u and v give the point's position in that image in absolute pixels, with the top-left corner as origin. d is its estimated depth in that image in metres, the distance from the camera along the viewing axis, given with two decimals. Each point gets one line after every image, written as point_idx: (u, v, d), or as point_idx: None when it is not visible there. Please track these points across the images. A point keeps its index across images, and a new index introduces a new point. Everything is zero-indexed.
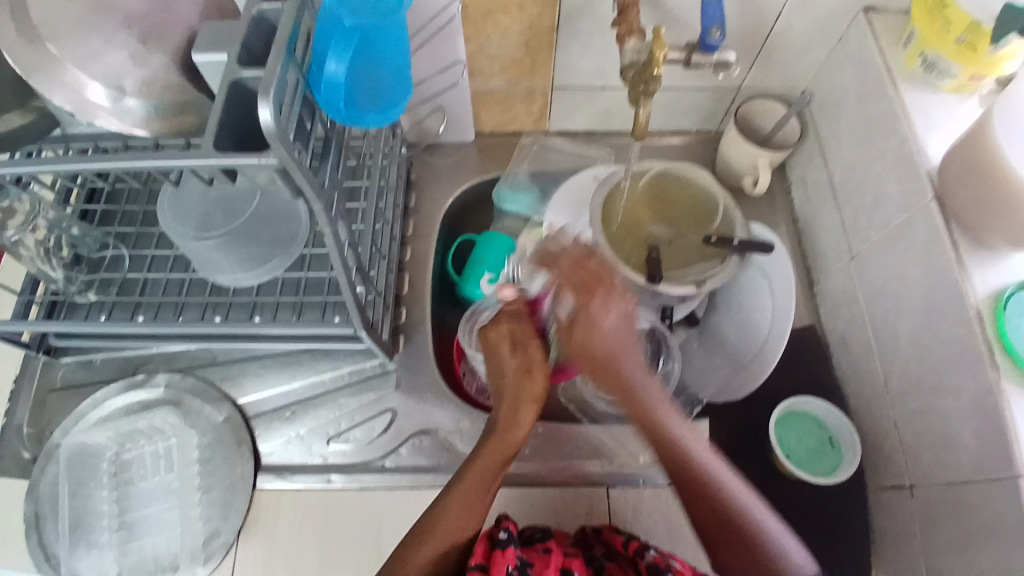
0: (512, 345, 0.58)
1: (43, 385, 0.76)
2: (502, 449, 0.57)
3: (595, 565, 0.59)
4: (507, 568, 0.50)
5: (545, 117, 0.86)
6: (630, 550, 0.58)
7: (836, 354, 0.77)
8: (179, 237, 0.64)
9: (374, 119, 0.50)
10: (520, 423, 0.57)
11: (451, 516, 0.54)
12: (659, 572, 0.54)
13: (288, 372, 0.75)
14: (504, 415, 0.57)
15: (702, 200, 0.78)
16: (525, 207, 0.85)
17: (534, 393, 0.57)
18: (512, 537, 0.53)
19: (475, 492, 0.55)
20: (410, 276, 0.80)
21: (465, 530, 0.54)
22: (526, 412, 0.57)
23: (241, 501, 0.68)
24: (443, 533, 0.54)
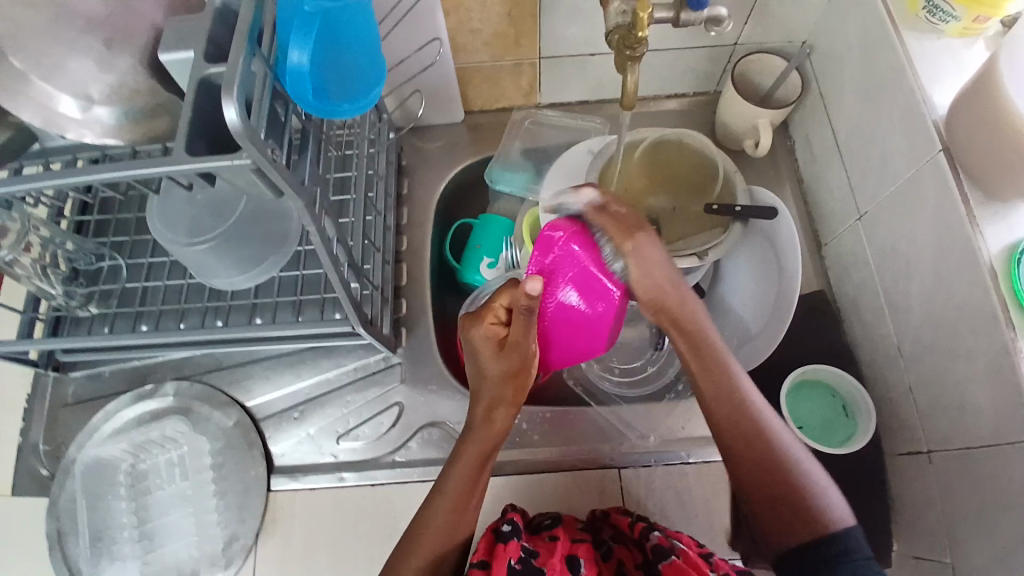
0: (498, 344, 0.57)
1: (55, 401, 0.76)
2: (483, 449, 0.57)
3: (604, 547, 0.59)
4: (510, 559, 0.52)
5: (535, 91, 0.83)
6: (636, 531, 0.57)
7: (847, 317, 0.75)
8: (169, 242, 0.62)
9: (349, 108, 0.49)
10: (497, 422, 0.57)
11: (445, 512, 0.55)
12: (663, 552, 0.53)
13: (293, 373, 0.74)
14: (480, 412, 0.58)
15: (702, 166, 0.75)
16: (518, 187, 0.82)
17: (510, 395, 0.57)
18: (512, 530, 0.54)
19: (464, 491, 0.56)
20: (408, 267, 0.79)
21: (456, 532, 0.55)
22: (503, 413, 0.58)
23: (256, 504, 0.69)
24: (434, 536, 0.54)
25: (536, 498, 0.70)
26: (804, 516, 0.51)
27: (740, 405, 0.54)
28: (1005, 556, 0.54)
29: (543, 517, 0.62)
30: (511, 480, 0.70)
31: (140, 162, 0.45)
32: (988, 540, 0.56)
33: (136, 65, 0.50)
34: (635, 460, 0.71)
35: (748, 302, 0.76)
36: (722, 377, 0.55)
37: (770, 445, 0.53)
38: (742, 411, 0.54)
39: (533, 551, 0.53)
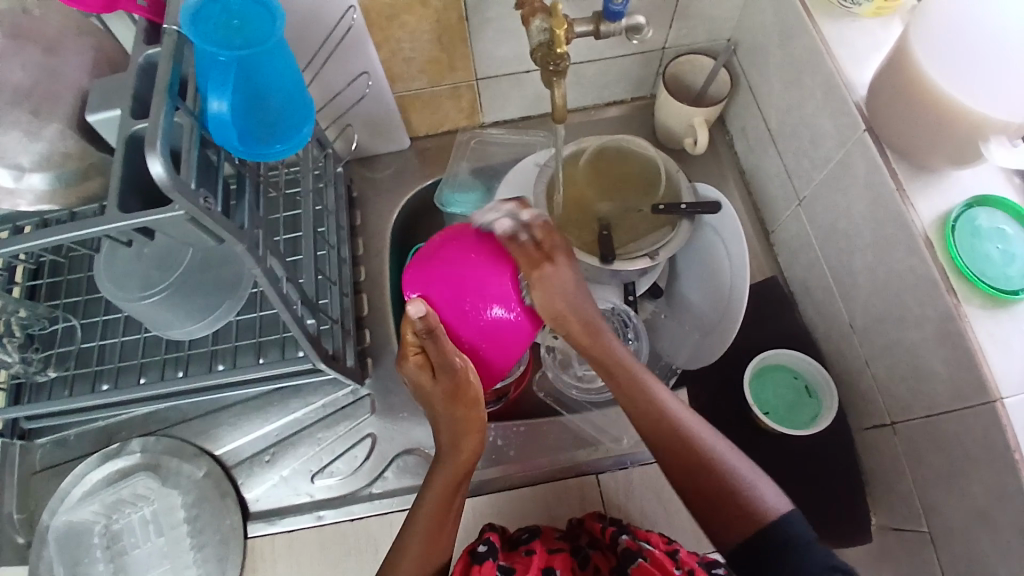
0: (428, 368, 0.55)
1: (24, 470, 0.75)
2: (460, 469, 0.58)
3: (581, 555, 0.59)
4: None
5: (477, 110, 0.85)
6: (611, 537, 0.58)
7: (802, 301, 0.77)
8: (121, 299, 0.62)
9: (280, 147, 0.50)
10: (463, 441, 0.57)
11: (414, 557, 0.54)
12: (633, 555, 0.53)
13: (262, 415, 0.74)
14: (447, 439, 0.58)
15: (647, 169, 0.76)
16: (470, 206, 0.83)
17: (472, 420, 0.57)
18: (488, 550, 0.54)
19: (436, 519, 0.55)
20: (368, 296, 0.80)
21: (433, 560, 0.54)
22: (469, 438, 0.57)
23: (235, 552, 0.68)
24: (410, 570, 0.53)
25: (517, 514, 0.70)
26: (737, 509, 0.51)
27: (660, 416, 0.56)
28: (981, 518, 0.55)
29: (520, 531, 0.61)
30: (491, 498, 0.70)
31: (73, 224, 0.45)
32: (961, 503, 0.57)
33: (64, 128, 0.50)
34: (609, 465, 0.71)
35: (703, 295, 0.77)
36: (643, 399, 0.57)
37: (701, 449, 0.53)
38: (671, 428, 0.55)
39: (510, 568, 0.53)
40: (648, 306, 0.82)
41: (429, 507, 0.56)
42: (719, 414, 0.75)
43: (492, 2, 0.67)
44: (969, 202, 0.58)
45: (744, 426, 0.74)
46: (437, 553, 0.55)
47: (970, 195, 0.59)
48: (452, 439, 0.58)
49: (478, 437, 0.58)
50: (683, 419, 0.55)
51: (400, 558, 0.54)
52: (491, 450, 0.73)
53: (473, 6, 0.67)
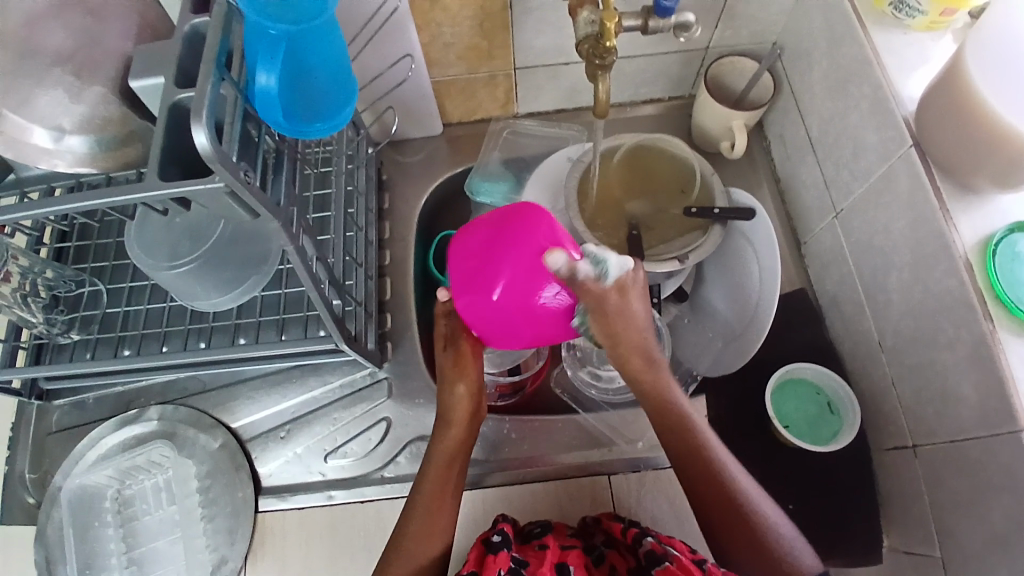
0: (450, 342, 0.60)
1: (40, 430, 0.76)
2: (454, 444, 0.60)
3: (596, 553, 0.59)
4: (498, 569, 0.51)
5: (511, 101, 0.84)
6: (630, 537, 0.57)
7: (830, 314, 0.76)
8: (149, 267, 0.62)
9: (322, 127, 0.49)
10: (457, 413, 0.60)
11: (418, 534, 0.55)
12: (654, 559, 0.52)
13: (279, 391, 0.74)
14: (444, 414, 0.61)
15: (681, 171, 0.75)
16: (499, 195, 0.82)
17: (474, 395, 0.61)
18: (503, 541, 0.54)
19: (435, 499, 0.57)
20: (392, 280, 0.79)
21: (437, 543, 0.56)
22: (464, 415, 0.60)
23: (244, 526, 0.68)
24: (415, 552, 0.55)
25: (528, 508, 0.70)
26: (739, 524, 0.55)
27: (693, 437, 0.57)
28: (999, 547, 0.54)
29: (532, 524, 0.61)
30: (503, 490, 0.70)
31: (111, 190, 0.45)
32: (979, 531, 0.56)
33: (106, 92, 0.49)
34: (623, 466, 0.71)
35: (730, 302, 0.76)
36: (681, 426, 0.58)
37: (729, 480, 0.56)
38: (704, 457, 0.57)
39: (523, 561, 0.53)
40: (671, 308, 0.81)
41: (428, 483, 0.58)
42: (737, 423, 0.74)
43: None
44: (1011, 227, 0.56)
45: (761, 437, 0.73)
46: (441, 522, 0.56)
47: (1011, 219, 0.57)
48: (446, 414, 0.61)
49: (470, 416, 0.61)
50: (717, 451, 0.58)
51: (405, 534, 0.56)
52: (506, 444, 0.72)
53: None
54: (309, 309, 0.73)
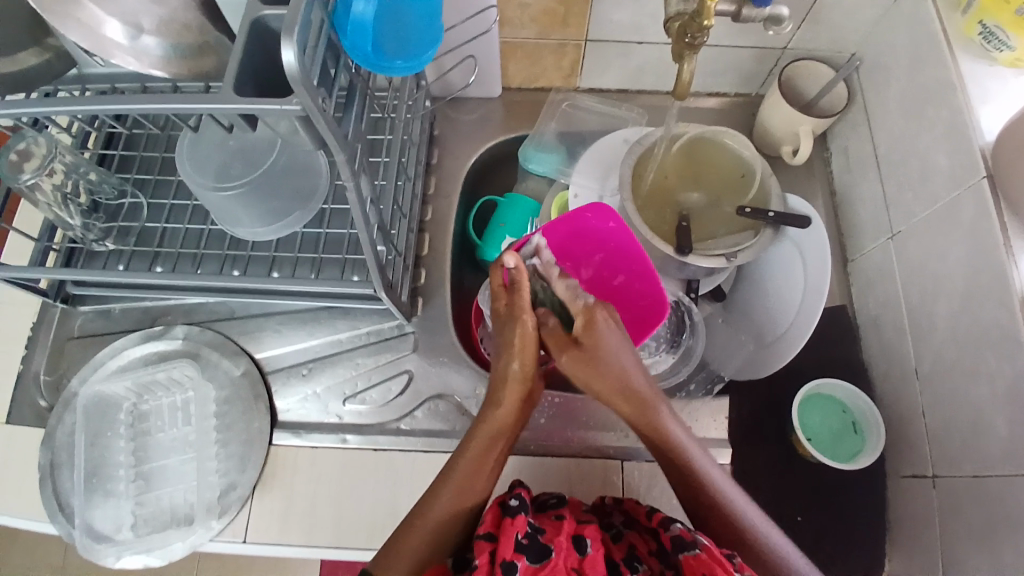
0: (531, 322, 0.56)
1: (60, 334, 0.75)
2: (499, 423, 0.57)
3: (614, 532, 0.61)
4: (517, 536, 0.51)
5: (575, 73, 0.82)
6: (654, 521, 0.58)
7: (866, 335, 0.75)
8: (196, 186, 0.63)
9: (401, 64, 0.48)
10: (506, 400, 0.57)
11: (448, 498, 0.53)
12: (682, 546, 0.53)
13: (306, 330, 0.74)
14: (495, 390, 0.58)
15: (736, 166, 0.73)
16: (550, 167, 0.82)
17: (526, 366, 0.57)
18: (522, 506, 0.54)
19: (472, 473, 0.55)
20: (431, 237, 0.78)
21: (470, 504, 0.54)
22: (513, 388, 0.57)
23: (256, 455, 0.68)
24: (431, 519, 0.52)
25: (538, 481, 0.70)
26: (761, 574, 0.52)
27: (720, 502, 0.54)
28: None
29: (549, 496, 0.63)
30: (515, 460, 0.70)
31: (181, 96, 0.42)
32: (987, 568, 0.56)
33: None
34: (638, 453, 0.71)
35: (768, 307, 0.76)
36: (709, 495, 0.54)
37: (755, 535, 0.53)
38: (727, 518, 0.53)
39: (540, 528, 0.54)
40: (705, 305, 0.80)
41: (463, 466, 0.55)
42: (756, 427, 0.74)
43: None
44: None
45: (779, 445, 0.73)
46: (467, 502, 0.54)
47: None
48: (497, 389, 0.57)
49: (522, 400, 0.58)
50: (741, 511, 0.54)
51: (429, 510, 0.53)
52: None
53: None
54: (348, 253, 0.72)
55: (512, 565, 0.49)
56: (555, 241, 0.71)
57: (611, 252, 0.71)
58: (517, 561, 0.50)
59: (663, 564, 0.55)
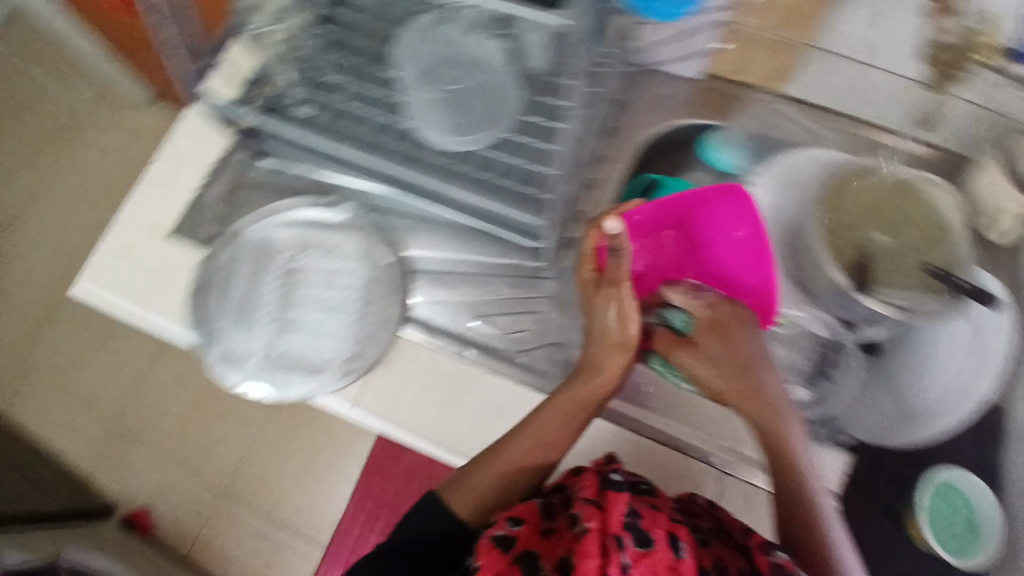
0: (620, 308, 0.65)
1: (238, 174, 0.79)
2: (591, 392, 0.65)
3: (700, 535, 0.60)
4: (619, 507, 0.55)
5: (783, 76, 0.78)
6: (754, 541, 0.58)
7: (1010, 440, 0.70)
8: (406, 79, 0.72)
9: (659, 7, 0.68)
10: (607, 369, 0.65)
11: (529, 436, 0.64)
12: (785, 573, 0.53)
13: (458, 243, 0.77)
14: (593, 362, 0.66)
15: (935, 222, 0.68)
16: (734, 164, 0.79)
17: (621, 339, 0.65)
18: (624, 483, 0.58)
19: (559, 419, 0.64)
20: (595, 195, 0.78)
21: (551, 444, 0.64)
22: (615, 359, 0.65)
23: (385, 343, 0.72)
24: (509, 454, 0.63)
25: (629, 455, 0.71)
26: None
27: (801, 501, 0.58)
28: None
29: (640, 480, 0.61)
30: (614, 429, 0.72)
31: None
32: None
33: None
34: (734, 466, 0.71)
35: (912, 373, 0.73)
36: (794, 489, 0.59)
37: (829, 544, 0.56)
38: (808, 523, 0.57)
39: (638, 512, 0.55)
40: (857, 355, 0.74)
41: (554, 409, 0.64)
42: (877, 496, 0.69)
43: None
44: None
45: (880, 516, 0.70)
46: (545, 441, 0.63)
47: None
48: (594, 365, 0.65)
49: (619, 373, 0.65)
50: (821, 508, 0.58)
51: (507, 447, 0.64)
52: (635, 393, 0.75)
53: None
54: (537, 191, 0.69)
55: (618, 539, 0.52)
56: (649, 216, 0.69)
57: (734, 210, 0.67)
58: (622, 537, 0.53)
59: None
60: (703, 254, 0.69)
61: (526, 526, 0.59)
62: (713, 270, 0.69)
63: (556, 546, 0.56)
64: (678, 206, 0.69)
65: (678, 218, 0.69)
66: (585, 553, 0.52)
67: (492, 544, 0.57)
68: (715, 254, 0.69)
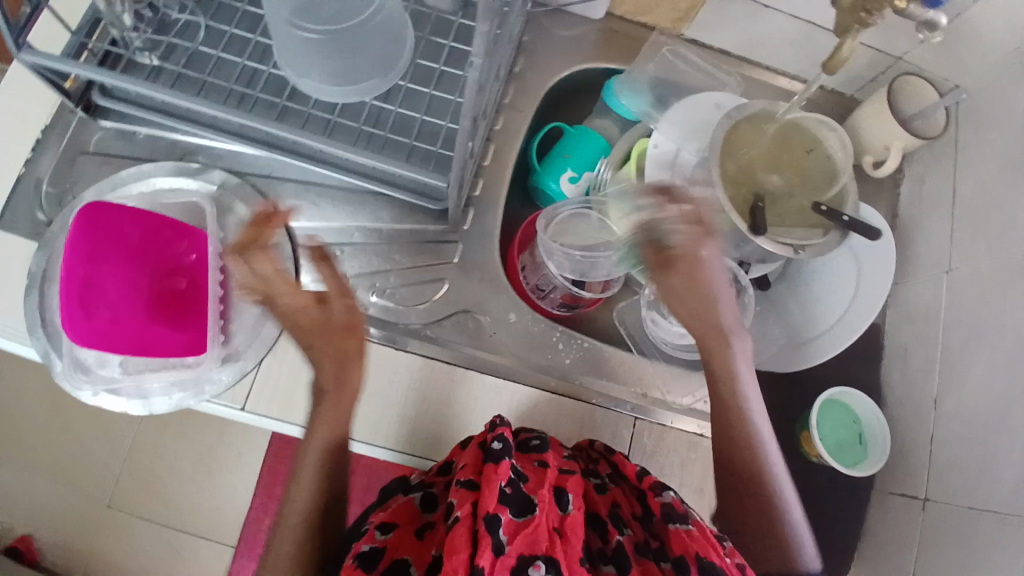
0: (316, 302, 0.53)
1: (74, 144, 0.68)
2: (341, 413, 0.55)
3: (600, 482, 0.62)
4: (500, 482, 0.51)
5: (687, 19, 0.75)
6: (646, 484, 0.58)
7: (889, 362, 0.76)
8: (275, 16, 0.58)
9: None
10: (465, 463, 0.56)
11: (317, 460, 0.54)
12: (672, 514, 0.54)
13: (347, 211, 0.68)
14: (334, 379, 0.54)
15: (823, 165, 0.69)
16: (638, 110, 0.75)
17: (352, 349, 0.54)
18: (505, 448, 0.54)
19: (323, 460, 0.54)
20: (496, 148, 0.74)
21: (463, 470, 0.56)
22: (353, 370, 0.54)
23: (269, 330, 0.63)
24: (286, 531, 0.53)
25: (547, 419, 0.68)
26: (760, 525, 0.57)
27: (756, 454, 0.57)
28: None
29: (531, 435, 0.63)
30: (530, 395, 0.68)
31: None
32: None
33: None
34: (652, 415, 0.70)
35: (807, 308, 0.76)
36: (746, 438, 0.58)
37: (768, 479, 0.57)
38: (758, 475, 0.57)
39: (524, 476, 0.54)
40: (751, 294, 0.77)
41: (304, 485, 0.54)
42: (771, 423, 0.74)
43: None
44: None
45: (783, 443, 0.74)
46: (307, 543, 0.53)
47: None
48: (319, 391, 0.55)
49: (333, 332, 0.53)
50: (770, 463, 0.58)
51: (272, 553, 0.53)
52: (550, 350, 0.70)
53: None
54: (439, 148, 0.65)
55: (494, 518, 0.48)
56: (103, 233, 0.59)
57: (141, 236, 0.61)
58: (499, 513, 0.49)
59: (644, 529, 0.57)
60: (113, 262, 0.60)
61: (396, 531, 0.54)
62: (120, 311, 0.59)
63: (428, 548, 0.52)
64: (167, 271, 0.63)
65: (150, 239, 0.62)
66: (454, 548, 0.47)
67: (355, 565, 0.50)
68: (153, 331, 0.60)
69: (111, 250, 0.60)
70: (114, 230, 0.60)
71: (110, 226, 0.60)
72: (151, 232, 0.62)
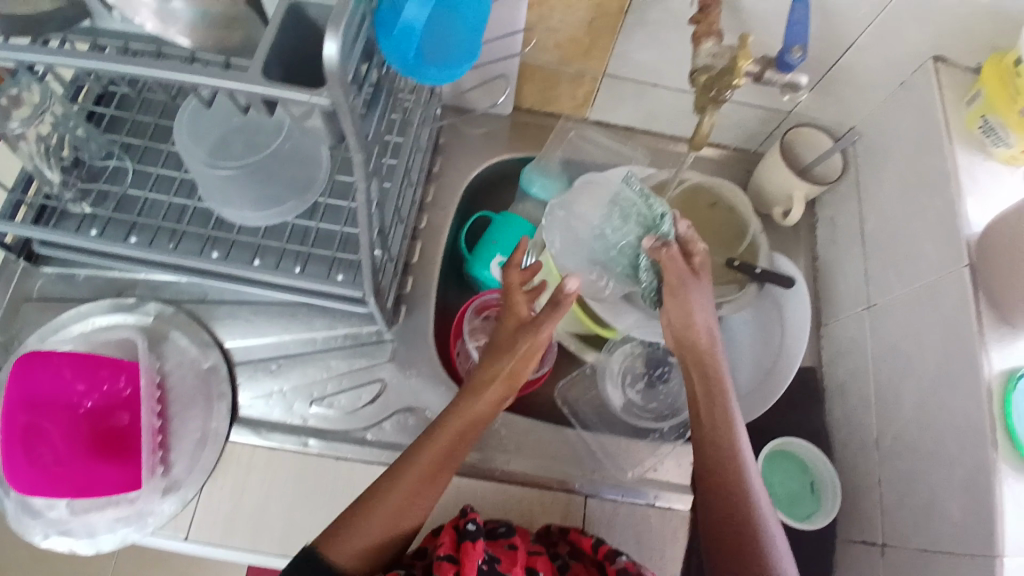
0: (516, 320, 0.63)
1: (19, 293, 0.71)
2: (468, 426, 0.59)
3: (561, 562, 0.61)
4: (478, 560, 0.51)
5: (587, 104, 0.81)
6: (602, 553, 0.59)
7: (832, 401, 0.77)
8: (191, 160, 0.62)
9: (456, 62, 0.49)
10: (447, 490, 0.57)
11: (423, 461, 0.57)
12: None
13: (281, 323, 0.71)
14: (473, 392, 0.60)
15: (731, 223, 0.73)
16: (550, 195, 0.80)
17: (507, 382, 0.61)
18: (480, 530, 0.54)
19: (433, 464, 0.57)
20: (422, 245, 0.77)
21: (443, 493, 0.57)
22: (492, 391, 0.60)
23: (207, 456, 0.65)
24: (379, 517, 0.54)
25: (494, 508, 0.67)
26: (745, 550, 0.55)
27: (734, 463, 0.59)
28: None
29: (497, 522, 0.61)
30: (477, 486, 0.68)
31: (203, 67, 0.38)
32: None
33: None
34: (601, 491, 0.68)
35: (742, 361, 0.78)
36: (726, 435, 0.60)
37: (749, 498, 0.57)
38: (734, 491, 0.58)
39: (496, 556, 0.54)
40: None
41: (408, 478, 0.56)
42: None
43: (657, 6, 0.65)
44: None
45: None
46: (399, 528, 0.54)
47: None
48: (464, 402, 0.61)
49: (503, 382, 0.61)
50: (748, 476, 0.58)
51: (346, 536, 0.53)
52: (493, 437, 0.71)
53: (637, 5, 0.65)
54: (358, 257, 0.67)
55: None
56: (43, 381, 0.62)
57: (83, 375, 0.64)
58: None
59: None
60: (57, 408, 0.63)
61: None
62: (63, 455, 0.62)
63: None
64: (110, 409, 0.66)
65: (91, 382, 0.64)
66: None
67: None
68: (97, 469, 0.62)
69: (51, 397, 0.63)
70: (52, 377, 0.62)
71: (49, 371, 0.62)
72: (89, 372, 0.64)
